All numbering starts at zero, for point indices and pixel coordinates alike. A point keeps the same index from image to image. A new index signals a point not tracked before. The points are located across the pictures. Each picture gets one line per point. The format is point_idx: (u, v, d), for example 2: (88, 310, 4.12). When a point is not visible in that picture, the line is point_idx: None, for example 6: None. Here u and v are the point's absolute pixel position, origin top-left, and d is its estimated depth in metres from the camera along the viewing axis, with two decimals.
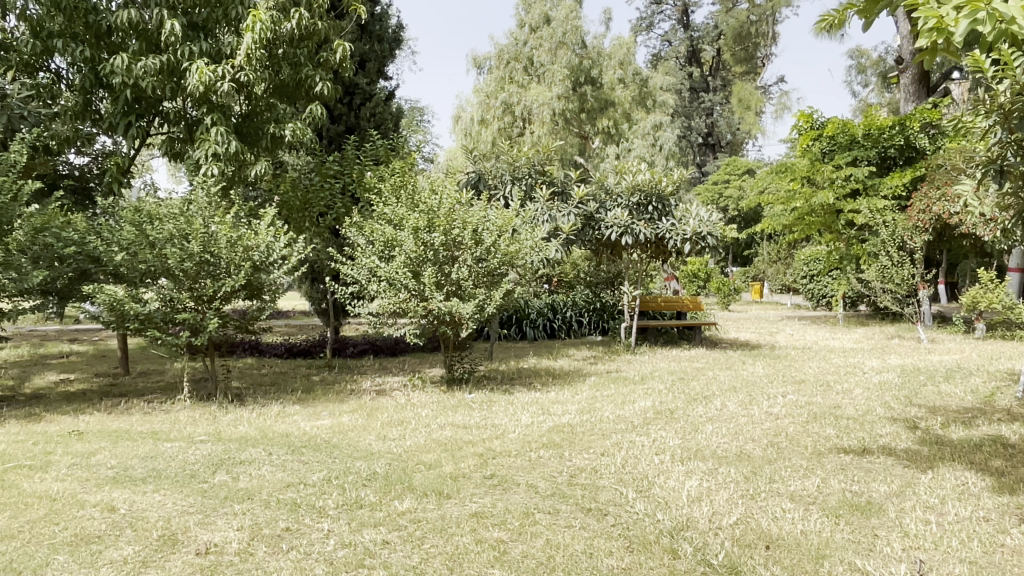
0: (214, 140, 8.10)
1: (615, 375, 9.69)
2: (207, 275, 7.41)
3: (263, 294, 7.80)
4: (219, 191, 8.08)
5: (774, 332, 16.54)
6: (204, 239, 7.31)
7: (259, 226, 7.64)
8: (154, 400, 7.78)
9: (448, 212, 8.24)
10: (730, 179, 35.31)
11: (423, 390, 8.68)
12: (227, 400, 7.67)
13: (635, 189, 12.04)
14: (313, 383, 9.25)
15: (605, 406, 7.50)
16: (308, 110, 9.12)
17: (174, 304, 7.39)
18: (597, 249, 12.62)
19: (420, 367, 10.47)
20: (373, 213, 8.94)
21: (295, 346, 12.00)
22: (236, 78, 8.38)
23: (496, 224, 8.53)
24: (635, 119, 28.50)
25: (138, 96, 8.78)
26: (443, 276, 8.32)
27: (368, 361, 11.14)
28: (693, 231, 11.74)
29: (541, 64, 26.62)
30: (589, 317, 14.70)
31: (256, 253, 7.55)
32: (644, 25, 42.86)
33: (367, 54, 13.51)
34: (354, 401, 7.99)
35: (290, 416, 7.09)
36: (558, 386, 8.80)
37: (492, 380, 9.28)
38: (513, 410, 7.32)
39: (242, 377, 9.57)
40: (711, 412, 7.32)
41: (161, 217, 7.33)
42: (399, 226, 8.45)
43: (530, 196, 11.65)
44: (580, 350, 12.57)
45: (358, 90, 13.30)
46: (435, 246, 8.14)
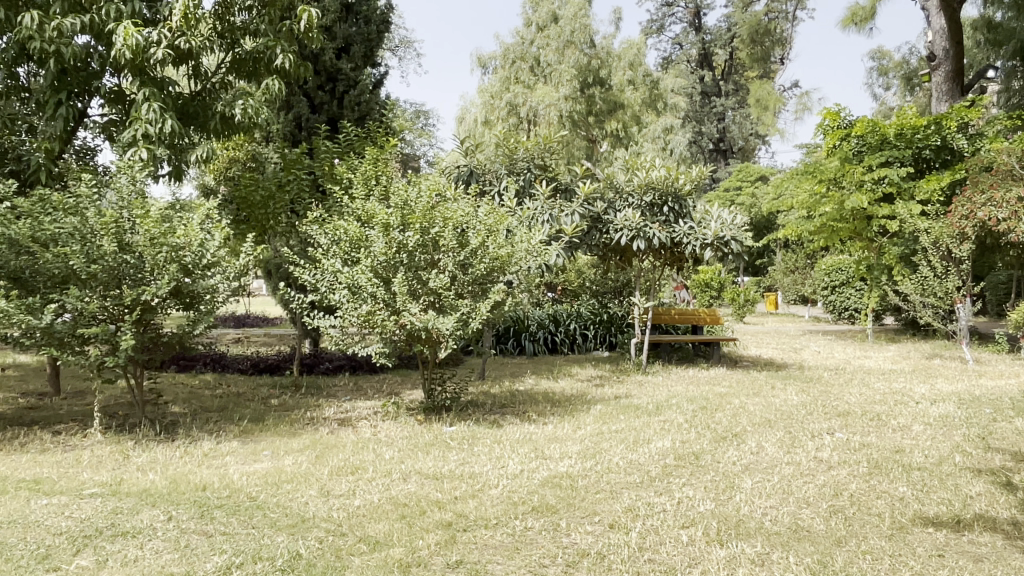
0: (145, 118, 6.77)
1: (625, 403, 8.24)
2: (124, 281, 6.02)
3: (199, 305, 6.41)
4: (149, 180, 6.69)
5: (798, 348, 15.03)
6: (118, 236, 5.92)
7: (191, 221, 6.25)
8: (64, 432, 6.36)
9: (426, 206, 6.84)
10: (743, 186, 33.85)
11: (396, 420, 7.24)
12: (150, 435, 6.25)
13: (647, 186, 10.61)
14: (269, 408, 7.82)
15: (614, 448, 6.06)
16: (265, 87, 7.79)
17: (80, 316, 5.97)
18: (605, 255, 11.22)
19: (400, 389, 9.04)
20: (340, 209, 7.53)
21: (263, 361, 10.60)
22: (175, 45, 7.07)
23: (485, 223, 7.12)
24: (645, 122, 27.07)
25: (64, 66, 7.41)
26: (419, 284, 6.88)
27: (342, 380, 9.71)
28: (714, 235, 10.31)
29: (547, 64, 25.27)
30: (595, 331, 13.25)
31: (187, 254, 6.17)
32: (655, 28, 41.61)
33: (352, 38, 12.17)
34: (307, 435, 6.55)
35: (220, 458, 5.67)
36: (558, 416, 7.37)
37: (480, 407, 7.83)
38: (500, 451, 5.88)
39: (187, 399, 8.15)
40: (746, 458, 5.87)
41: (69, 207, 5.95)
42: (368, 223, 7.04)
43: (528, 194, 10.22)
44: (584, 368, 11.12)
45: (341, 76, 11.97)
46: (408, 248, 6.71)
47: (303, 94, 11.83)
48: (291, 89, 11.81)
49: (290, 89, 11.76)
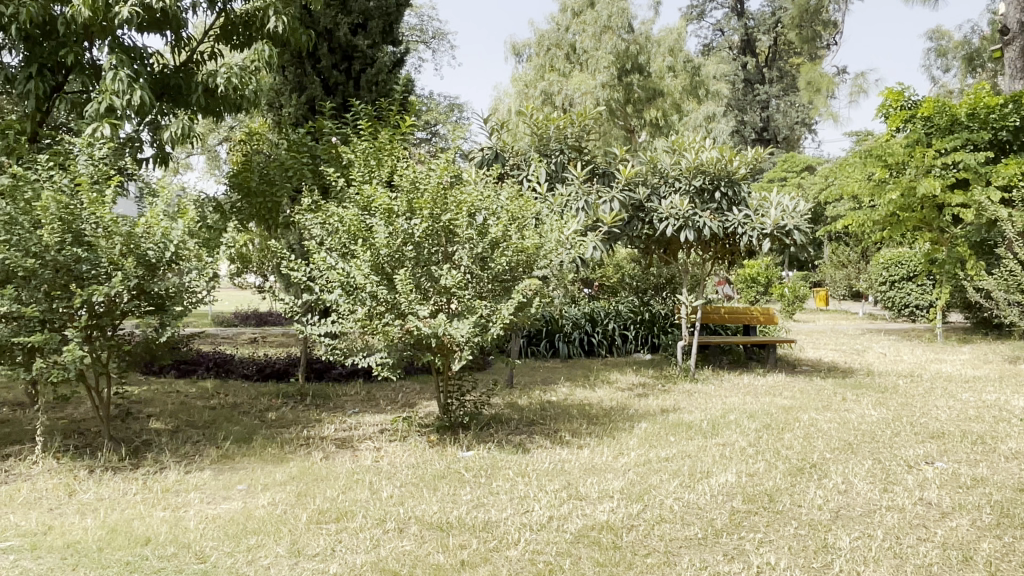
0: (112, 88, 5.81)
1: (673, 419, 7.04)
2: (74, 279, 5.00)
3: (167, 307, 5.40)
4: (113, 159, 5.71)
5: (862, 350, 13.60)
6: (67, 227, 4.91)
7: (155, 207, 5.23)
8: (12, 456, 5.35)
9: (437, 188, 5.74)
10: (788, 176, 32.21)
11: (404, 441, 6.14)
12: (109, 464, 5.21)
13: (697, 169, 9.33)
14: (262, 424, 6.79)
15: (667, 483, 4.89)
16: (255, 53, 6.82)
17: (22, 324, 4.94)
18: (647, 247, 10.00)
19: (416, 399, 7.96)
20: (340, 196, 6.47)
21: (269, 365, 9.60)
22: (146, 4, 6.04)
23: (507, 208, 6.00)
24: (685, 110, 25.58)
25: (27, 33, 6.46)
26: (428, 281, 5.78)
27: (353, 388, 8.66)
28: (774, 224, 9.07)
29: (584, 51, 24.01)
30: (636, 330, 12.03)
31: (148, 247, 5.15)
32: (696, 14, 40.04)
33: (369, 13, 11.10)
34: (297, 463, 5.48)
35: (183, 497, 4.61)
36: (595, 437, 6.21)
37: (504, 424, 6.70)
38: (525, 488, 4.74)
39: (174, 412, 7.14)
40: (834, 501, 4.67)
41: (7, 189, 4.97)
42: (370, 210, 5.96)
43: (559, 178, 9.03)
44: (625, 374, 9.93)
45: (357, 54, 10.93)
46: (415, 238, 5.62)
47: (316, 73, 10.82)
48: (304, 68, 10.81)
49: (303, 69, 10.76)
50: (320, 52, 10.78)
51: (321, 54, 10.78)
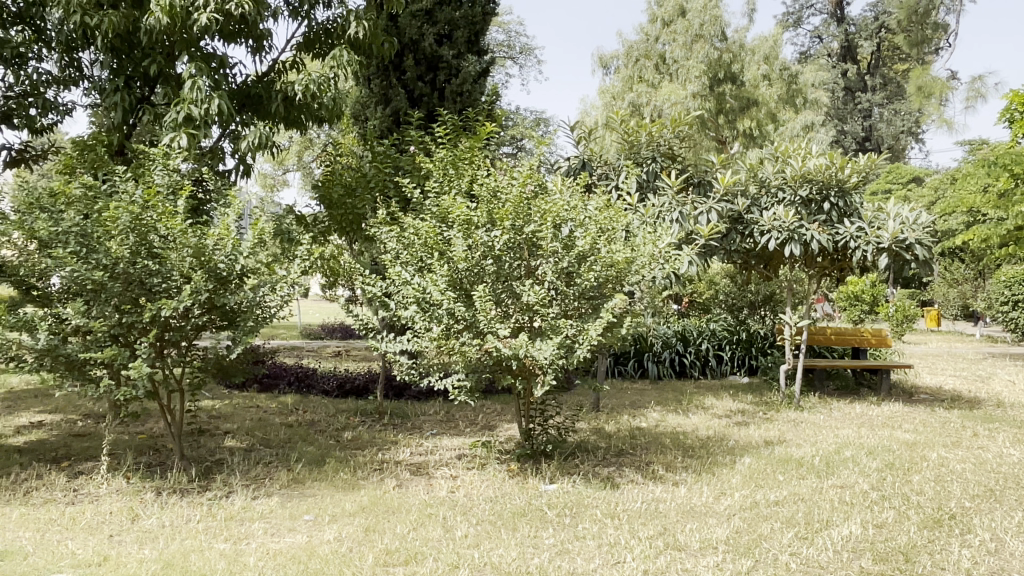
0: (191, 97, 5.70)
1: (780, 454, 6.32)
2: (145, 293, 4.83)
3: (239, 322, 5.16)
4: (190, 170, 5.58)
5: (987, 378, 12.31)
6: (136, 238, 4.75)
7: (226, 218, 5.03)
8: (85, 473, 5.20)
9: (519, 198, 5.32)
10: (892, 188, 30.29)
11: (482, 470, 5.69)
12: (178, 488, 4.99)
13: (803, 178, 8.53)
14: (337, 444, 6.49)
15: (780, 534, 4.26)
16: (334, 60, 6.64)
17: (94, 338, 4.78)
18: (747, 261, 9.27)
19: (496, 421, 7.52)
20: (419, 207, 6.14)
21: (348, 381, 9.36)
22: (226, 10, 5.95)
23: (595, 219, 5.52)
24: (781, 119, 24.37)
25: (114, 45, 6.47)
26: (509, 298, 5.34)
27: (432, 406, 8.30)
28: (892, 238, 8.19)
29: (673, 60, 23.20)
30: (732, 351, 11.24)
31: (219, 260, 4.95)
32: (792, 21, 38.49)
33: (455, 22, 10.81)
34: (369, 490, 5.11)
35: (246, 527, 4.31)
36: (692, 473, 5.60)
37: (591, 453, 6.15)
38: (615, 532, 4.21)
39: (251, 429, 6.95)
40: (986, 565, 3.92)
41: (83, 200, 4.86)
42: (448, 222, 5.59)
43: (651, 188, 8.39)
44: (721, 399, 9.19)
45: (442, 64, 10.65)
46: (496, 251, 5.20)
47: (401, 85, 10.63)
48: (389, 80, 10.65)
49: (388, 81, 10.61)
50: (405, 64, 10.58)
51: (406, 66, 10.57)
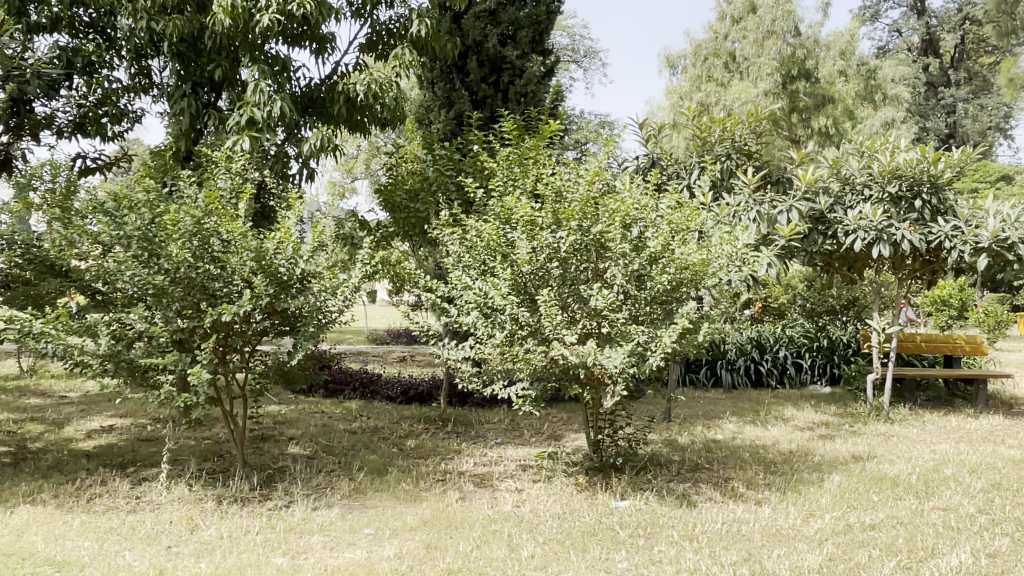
0: (253, 99, 5.65)
1: (872, 472, 5.82)
2: (206, 298, 4.77)
3: (300, 327, 5.04)
4: (252, 174, 5.51)
5: None
6: (195, 241, 4.69)
7: (286, 221, 4.92)
8: (148, 479, 5.16)
9: (586, 197, 5.03)
10: (981, 187, 28.58)
11: (549, 483, 5.40)
12: (239, 496, 4.88)
13: (892, 174, 7.95)
14: (400, 452, 6.31)
15: (880, 563, 3.84)
16: (396, 60, 6.52)
17: (155, 343, 4.73)
18: (829, 263, 8.74)
19: (563, 431, 7.23)
20: (481, 209, 5.92)
21: (413, 387, 9.22)
22: (288, 11, 5.90)
23: (668, 218, 5.18)
24: (859, 117, 22.95)
25: (181, 51, 6.51)
26: (576, 303, 5.06)
27: (496, 414, 8.06)
28: (992, 237, 7.56)
29: (744, 58, 21.97)
30: (812, 358, 10.64)
31: (280, 265, 4.86)
32: (869, 16, 36.90)
33: (519, 22, 10.57)
34: (432, 502, 4.90)
35: (305, 540, 4.15)
36: (775, 492, 5.18)
37: (664, 467, 5.80)
38: (695, 557, 3.86)
39: (315, 435, 6.84)
40: None
41: (145, 203, 4.83)
42: (512, 224, 5.34)
43: (726, 187, 7.86)
44: (802, 410, 8.65)
45: (506, 64, 10.41)
46: (562, 253, 4.93)
47: (464, 88, 10.48)
48: (453, 83, 10.52)
49: (451, 84, 10.48)
50: (469, 66, 10.41)
51: (470, 68, 10.40)
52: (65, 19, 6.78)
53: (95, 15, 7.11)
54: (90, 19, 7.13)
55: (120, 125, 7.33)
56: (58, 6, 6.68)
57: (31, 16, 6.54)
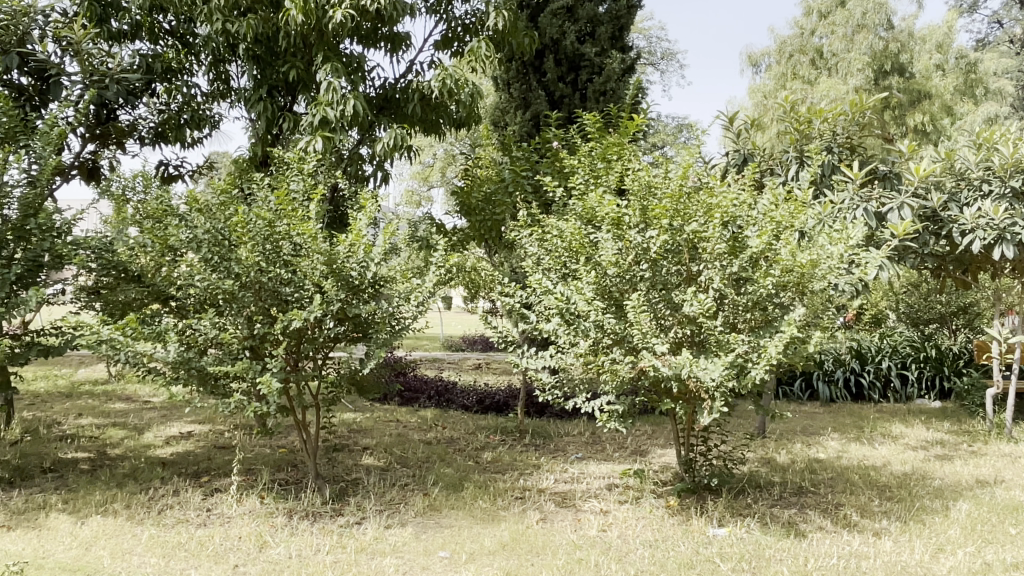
0: (326, 99, 5.48)
1: (1005, 500, 5.14)
2: (277, 303, 4.59)
3: (373, 334, 4.80)
4: (325, 175, 5.33)
5: None
6: (265, 245, 4.50)
7: (358, 222, 4.69)
8: (220, 490, 5.02)
9: (679, 191, 4.57)
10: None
11: (637, 504, 4.98)
12: (310, 511, 4.67)
13: (1015, 167, 7.18)
14: (476, 465, 5.99)
15: None
16: (473, 55, 6.26)
17: (226, 350, 4.57)
18: (942, 266, 7.99)
19: (649, 446, 6.77)
20: (561, 210, 5.55)
21: (489, 396, 8.91)
22: (362, 7, 5.72)
23: (768, 215, 4.71)
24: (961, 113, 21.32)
25: (256, 54, 6.42)
26: (667, 309, 4.64)
27: (577, 425, 7.66)
28: None
29: (833, 54, 20.37)
30: (919, 370, 9.80)
31: (352, 268, 4.63)
32: (968, 6, 34.67)
33: (598, 19, 10.18)
34: (511, 523, 4.55)
35: (377, 562, 3.88)
36: (894, 522, 4.61)
37: (764, 489, 5.29)
38: None
39: (389, 445, 6.61)
40: None
41: (217, 205, 4.71)
42: (595, 224, 4.95)
43: (828, 184, 7.17)
44: (912, 427, 7.90)
45: (585, 62, 10.01)
46: (652, 255, 4.48)
47: (542, 88, 10.15)
48: (530, 83, 10.21)
49: (528, 84, 10.18)
50: (546, 65, 10.07)
51: (547, 67, 10.06)
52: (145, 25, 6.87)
53: (176, 22, 7.14)
54: (172, 28, 7.17)
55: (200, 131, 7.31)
56: (138, 12, 6.77)
57: (113, 22, 6.79)
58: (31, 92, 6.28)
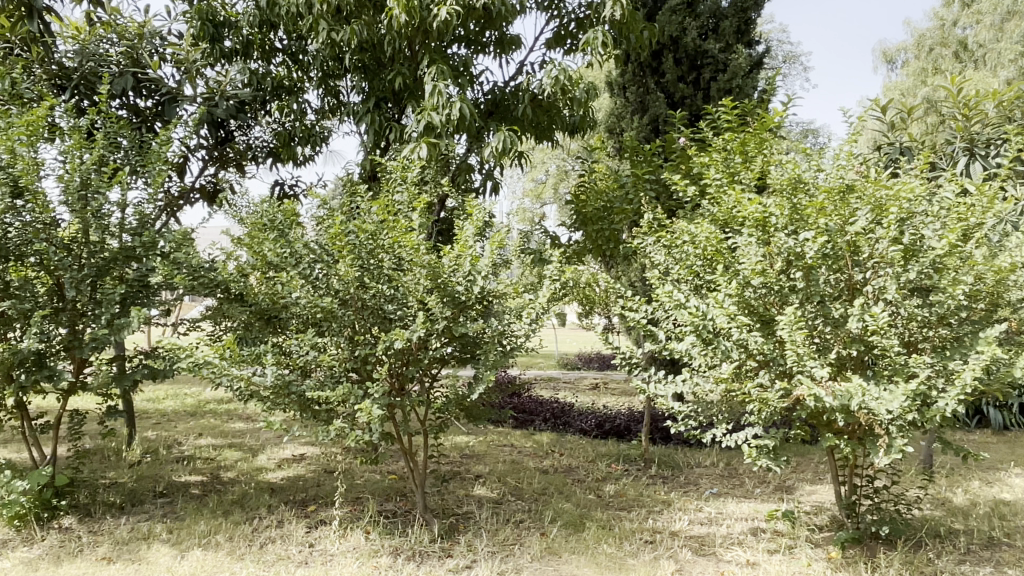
0: (432, 102, 5.14)
1: None
2: (380, 322, 4.24)
3: (482, 355, 4.35)
4: (430, 184, 4.96)
5: None
6: (364, 259, 4.16)
7: (464, 232, 4.27)
8: (325, 522, 4.70)
9: (837, 184, 3.87)
10: None
11: (791, 555, 4.24)
12: (416, 551, 4.26)
13: None
14: (599, 499, 5.40)
15: None
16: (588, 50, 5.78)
17: (328, 373, 4.24)
18: None
19: (794, 481, 5.95)
20: (691, 214, 4.92)
21: (609, 420, 8.29)
22: (468, 4, 5.38)
23: (950, 210, 3.90)
24: None
25: (363, 64, 6.22)
26: (825, 325, 3.91)
27: (708, 454, 6.91)
28: None
29: (979, 45, 17.93)
30: None
31: (458, 283, 4.22)
32: None
33: (721, 14, 9.46)
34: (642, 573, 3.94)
35: None
36: None
37: (946, 542, 4.40)
38: None
39: (504, 473, 6.14)
40: None
41: (318, 219, 4.44)
42: (733, 227, 4.29)
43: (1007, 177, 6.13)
44: None
45: (707, 59, 9.30)
46: (807, 261, 3.78)
47: (660, 90, 9.53)
48: (647, 86, 9.62)
49: (646, 87, 9.59)
50: (665, 65, 9.44)
51: (666, 68, 9.43)
52: (256, 43, 6.84)
53: (287, 39, 7.08)
54: (282, 45, 7.12)
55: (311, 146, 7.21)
56: (250, 30, 6.74)
57: (225, 41, 6.73)
58: (147, 113, 6.32)
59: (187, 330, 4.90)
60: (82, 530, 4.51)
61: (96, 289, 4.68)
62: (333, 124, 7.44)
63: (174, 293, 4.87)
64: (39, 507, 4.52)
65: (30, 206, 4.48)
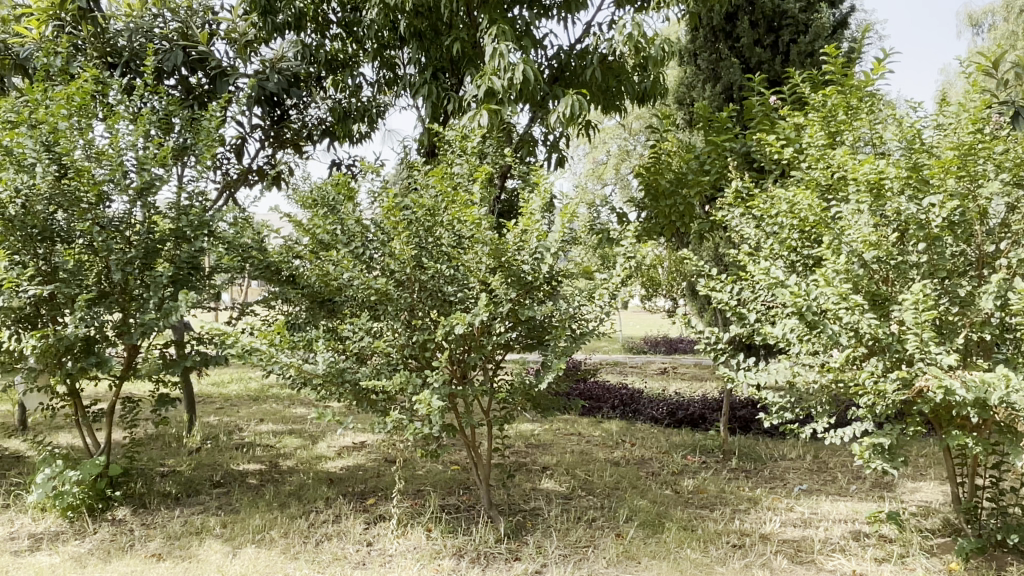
0: (492, 66, 4.74)
1: None
2: (440, 304, 3.89)
3: (550, 340, 3.96)
4: (492, 155, 4.58)
5: None
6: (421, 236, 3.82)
7: (530, 204, 3.87)
8: (384, 518, 4.42)
9: (967, 141, 3.32)
10: None
11: (904, 565, 3.73)
12: (480, 553, 3.91)
13: None
14: (677, 496, 4.97)
15: None
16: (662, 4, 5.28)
17: (384, 360, 3.93)
18: None
19: (894, 478, 5.39)
20: (784, 182, 4.40)
21: (682, 408, 7.81)
22: None
23: None
24: None
25: (420, 31, 5.86)
26: (948, 305, 3.38)
27: (794, 446, 6.38)
28: None
29: None
30: None
31: (524, 261, 3.83)
32: None
33: None
34: None
35: None
36: None
37: None
38: None
39: (573, 464, 5.76)
40: None
41: (373, 194, 4.12)
42: (835, 194, 3.78)
43: None
44: None
45: (786, 20, 8.62)
46: (930, 230, 3.25)
47: (735, 55, 8.90)
48: (721, 52, 8.99)
49: (719, 53, 8.97)
50: (740, 28, 8.80)
51: (741, 31, 8.79)
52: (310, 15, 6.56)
53: (341, 11, 6.78)
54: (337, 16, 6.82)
55: (368, 122, 6.91)
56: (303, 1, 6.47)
57: (278, 15, 6.37)
58: (201, 91, 6.16)
59: (239, 314, 4.66)
60: (134, 523, 4.33)
61: (145, 272, 4.46)
62: (391, 99, 7.12)
63: (224, 276, 4.64)
64: (93, 498, 4.37)
65: (75, 184, 4.24)
